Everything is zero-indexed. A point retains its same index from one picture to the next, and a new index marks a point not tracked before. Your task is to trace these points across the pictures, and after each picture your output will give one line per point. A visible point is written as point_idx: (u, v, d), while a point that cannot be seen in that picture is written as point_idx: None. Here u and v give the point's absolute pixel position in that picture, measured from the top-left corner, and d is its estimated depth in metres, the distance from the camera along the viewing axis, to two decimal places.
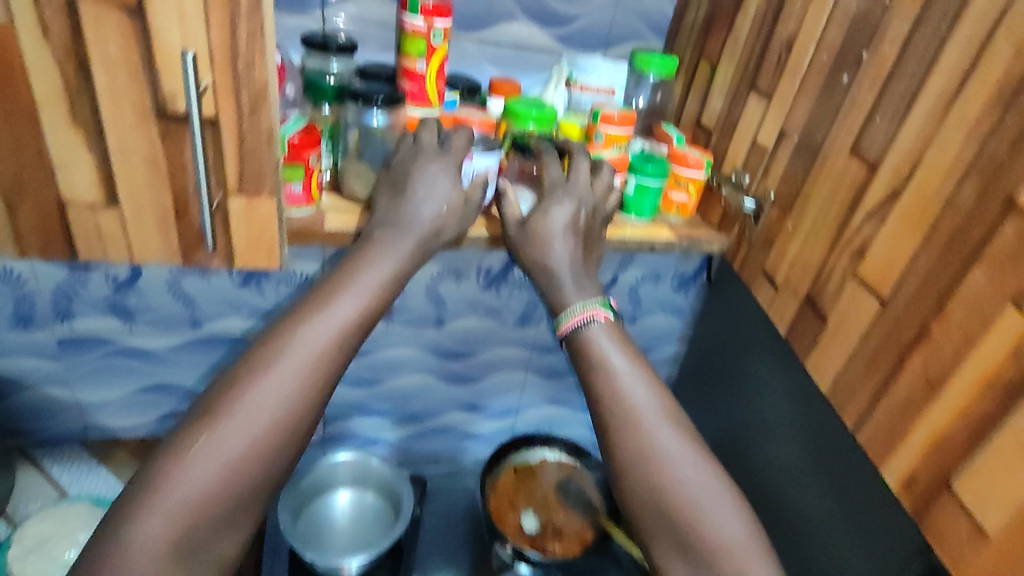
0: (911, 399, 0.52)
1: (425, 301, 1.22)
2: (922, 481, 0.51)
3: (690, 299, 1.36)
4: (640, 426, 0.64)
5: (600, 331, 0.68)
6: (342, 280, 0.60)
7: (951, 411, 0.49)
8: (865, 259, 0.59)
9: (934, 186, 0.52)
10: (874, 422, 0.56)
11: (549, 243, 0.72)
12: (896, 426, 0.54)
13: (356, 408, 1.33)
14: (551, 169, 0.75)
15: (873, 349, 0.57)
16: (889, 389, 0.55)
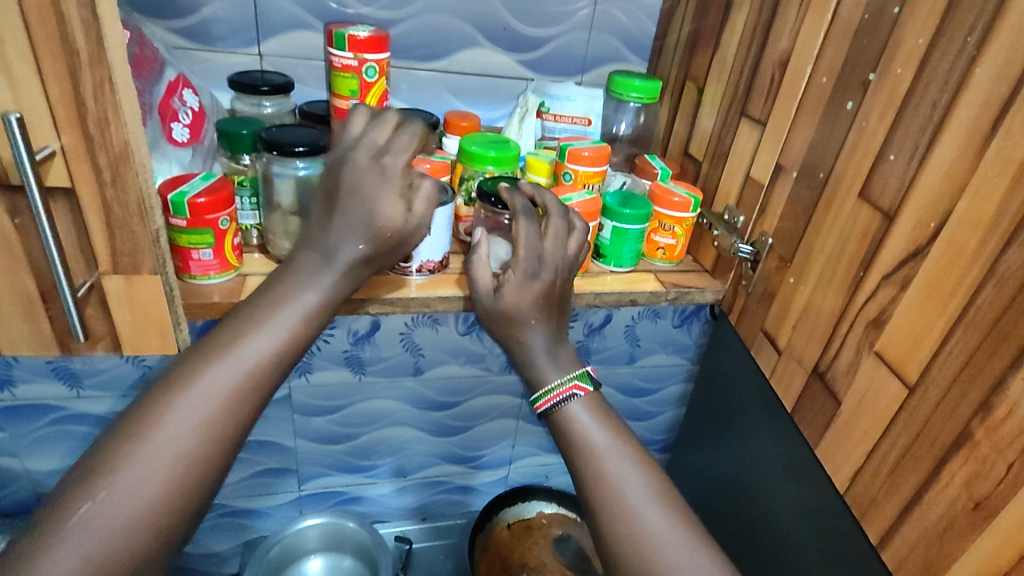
0: (952, 521, 0.40)
1: (401, 350, 1.10)
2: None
3: (694, 335, 1.23)
4: (626, 516, 0.51)
5: (582, 407, 0.57)
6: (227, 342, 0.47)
7: (1010, 547, 0.37)
8: (884, 332, 0.47)
9: (969, 247, 0.40)
10: (903, 542, 0.45)
11: (527, 323, 0.60)
12: (932, 554, 0.42)
13: (332, 464, 1.21)
14: (525, 233, 0.60)
15: (902, 449, 0.45)
16: (923, 503, 0.43)
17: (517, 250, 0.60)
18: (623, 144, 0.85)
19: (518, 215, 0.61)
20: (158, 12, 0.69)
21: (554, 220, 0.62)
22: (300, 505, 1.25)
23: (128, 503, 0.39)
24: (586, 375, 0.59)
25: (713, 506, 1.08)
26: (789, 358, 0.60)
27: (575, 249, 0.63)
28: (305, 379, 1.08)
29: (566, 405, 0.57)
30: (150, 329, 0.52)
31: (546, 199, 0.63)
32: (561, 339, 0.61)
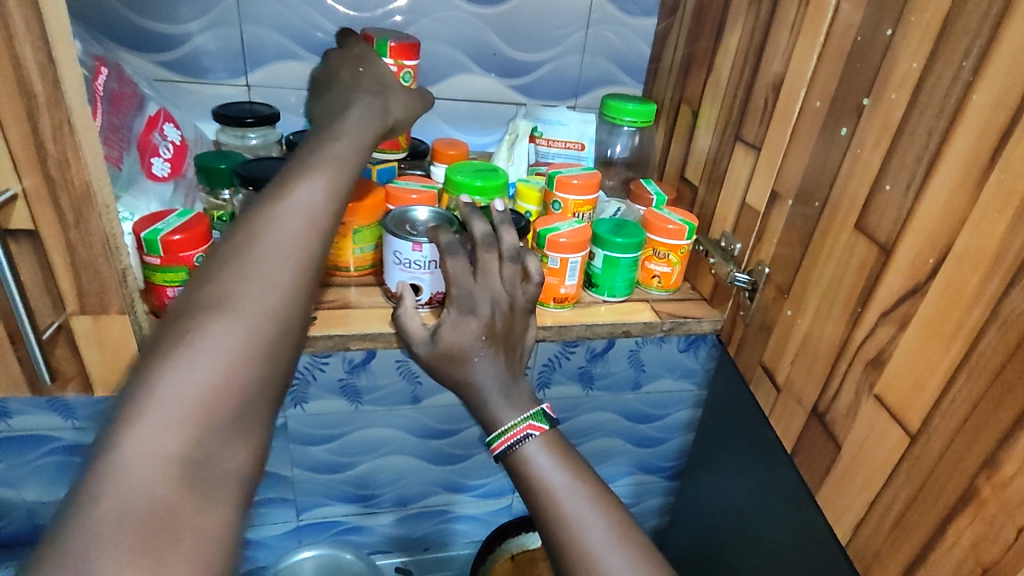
0: None
1: (398, 377, 1.08)
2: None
3: (699, 358, 1.20)
4: (585, 564, 0.50)
5: (538, 447, 0.55)
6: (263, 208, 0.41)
7: None
8: (883, 373, 0.44)
9: (970, 287, 0.38)
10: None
11: (469, 360, 0.58)
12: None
13: (331, 494, 1.19)
14: (452, 273, 0.59)
15: (904, 503, 0.41)
16: (928, 562, 0.39)
17: (450, 288, 0.59)
18: (618, 167, 0.84)
19: (444, 253, 0.60)
20: (144, 46, 0.69)
21: (481, 254, 0.60)
22: (299, 535, 1.22)
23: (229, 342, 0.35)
24: (541, 414, 0.57)
25: (723, 537, 1.04)
26: (788, 395, 0.57)
27: (510, 282, 0.60)
28: (301, 409, 1.07)
29: (520, 444, 0.55)
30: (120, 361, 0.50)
31: (477, 230, 0.61)
32: (511, 377, 0.59)
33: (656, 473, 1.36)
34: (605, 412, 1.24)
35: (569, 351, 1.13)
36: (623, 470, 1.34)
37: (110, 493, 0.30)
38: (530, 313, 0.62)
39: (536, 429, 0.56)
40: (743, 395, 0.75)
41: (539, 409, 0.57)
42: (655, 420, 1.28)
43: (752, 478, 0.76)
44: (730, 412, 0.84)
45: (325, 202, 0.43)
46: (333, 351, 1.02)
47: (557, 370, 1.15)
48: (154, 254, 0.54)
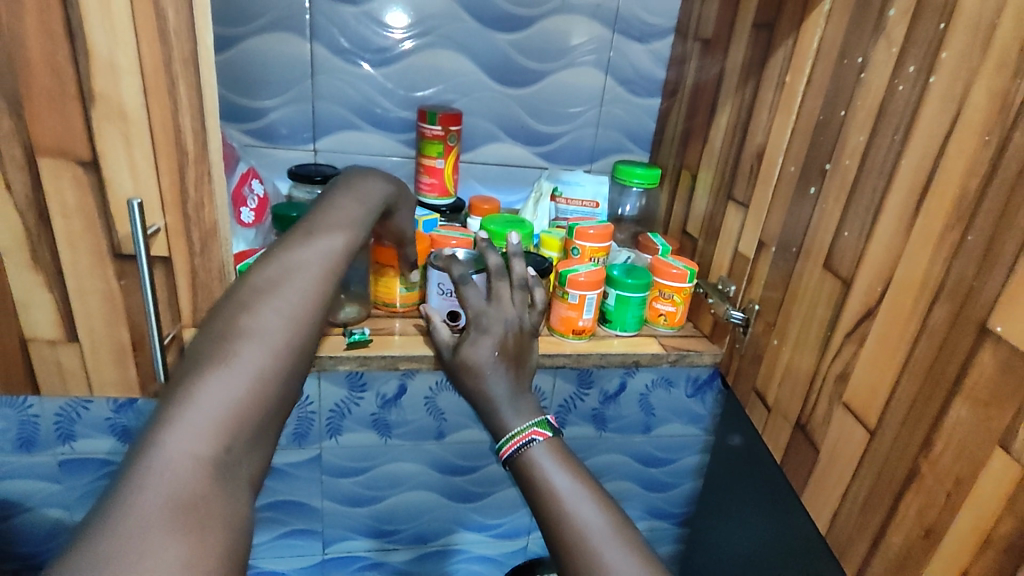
0: (910, 550, 0.45)
1: (426, 413, 1.17)
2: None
3: (706, 403, 1.28)
4: (587, 553, 0.56)
5: (543, 453, 0.64)
6: (283, 258, 0.53)
7: (952, 569, 0.41)
8: (849, 384, 0.54)
9: (907, 307, 0.48)
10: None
11: (483, 373, 0.68)
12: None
13: (356, 528, 1.26)
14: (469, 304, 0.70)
15: (866, 489, 0.50)
16: (886, 537, 0.47)
17: (467, 312, 0.70)
18: (628, 223, 0.96)
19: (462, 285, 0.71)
20: (235, 117, 0.83)
21: (496, 283, 0.71)
22: (324, 568, 1.29)
23: (252, 363, 0.45)
24: (545, 423, 0.66)
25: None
26: (777, 414, 0.66)
27: (520, 308, 0.72)
28: (335, 441, 1.15)
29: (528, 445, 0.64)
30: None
31: (491, 263, 0.72)
32: (522, 389, 0.69)
33: (668, 519, 1.41)
34: (617, 454, 1.31)
35: (583, 392, 1.22)
36: (635, 514, 1.39)
37: (155, 483, 0.37)
38: (535, 339, 0.73)
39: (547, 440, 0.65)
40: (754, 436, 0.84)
41: (543, 419, 0.67)
42: (667, 464, 1.34)
43: (758, 505, 0.83)
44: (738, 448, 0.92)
45: (338, 255, 0.55)
46: (369, 386, 1.12)
47: (573, 411, 1.24)
48: None
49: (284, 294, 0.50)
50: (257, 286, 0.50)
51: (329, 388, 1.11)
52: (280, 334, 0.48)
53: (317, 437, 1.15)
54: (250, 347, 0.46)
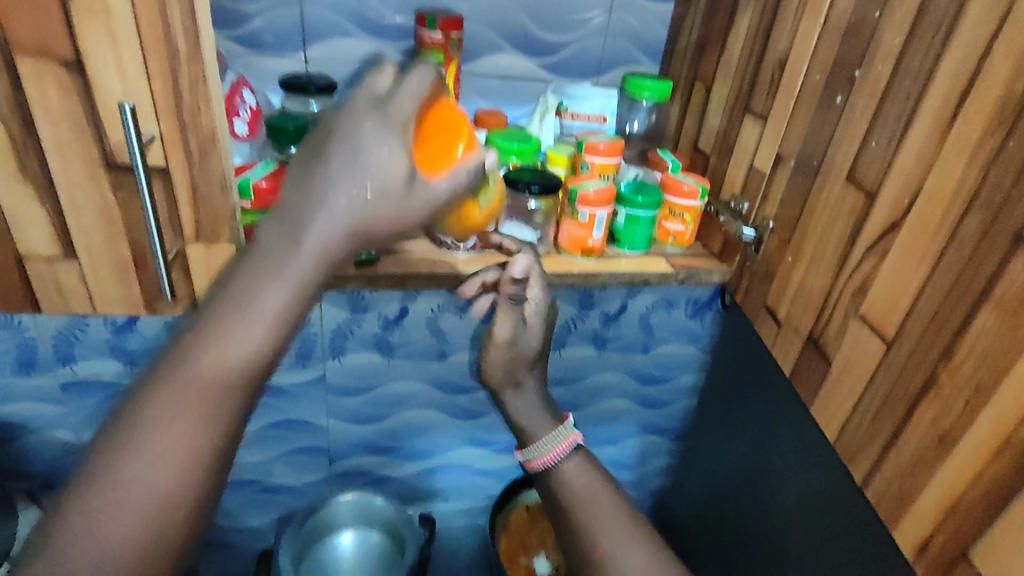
0: (922, 455, 0.46)
1: (428, 334, 1.17)
2: (932, 556, 0.46)
3: (705, 324, 1.29)
4: None
5: (579, 466, 0.63)
6: (301, 169, 0.39)
7: (964, 473, 0.43)
8: (867, 297, 0.53)
9: (935, 218, 0.47)
10: (873, 493, 0.51)
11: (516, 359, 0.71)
12: (901, 495, 0.48)
13: (360, 445, 1.29)
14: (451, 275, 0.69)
15: (880, 397, 0.51)
16: (897, 444, 0.48)
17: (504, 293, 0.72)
18: (637, 140, 0.92)
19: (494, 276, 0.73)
20: (220, 22, 0.77)
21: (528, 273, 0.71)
22: (331, 484, 1.33)
23: (250, 338, 0.37)
24: None
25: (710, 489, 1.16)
26: (788, 328, 0.66)
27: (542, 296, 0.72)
28: (338, 362, 1.16)
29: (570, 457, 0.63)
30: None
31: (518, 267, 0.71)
32: None
33: (663, 435, 1.46)
34: (616, 374, 1.33)
35: (585, 313, 1.22)
36: (632, 431, 1.44)
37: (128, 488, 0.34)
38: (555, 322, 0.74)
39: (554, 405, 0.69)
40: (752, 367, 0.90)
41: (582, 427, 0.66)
42: (665, 383, 1.37)
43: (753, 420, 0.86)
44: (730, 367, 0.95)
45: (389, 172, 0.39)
46: (370, 308, 1.12)
47: (574, 333, 1.25)
48: (246, 199, 0.63)
49: (294, 232, 0.38)
50: (264, 226, 0.38)
51: (330, 310, 1.10)
52: (290, 288, 0.37)
53: (321, 357, 1.15)
54: (247, 314, 0.37)
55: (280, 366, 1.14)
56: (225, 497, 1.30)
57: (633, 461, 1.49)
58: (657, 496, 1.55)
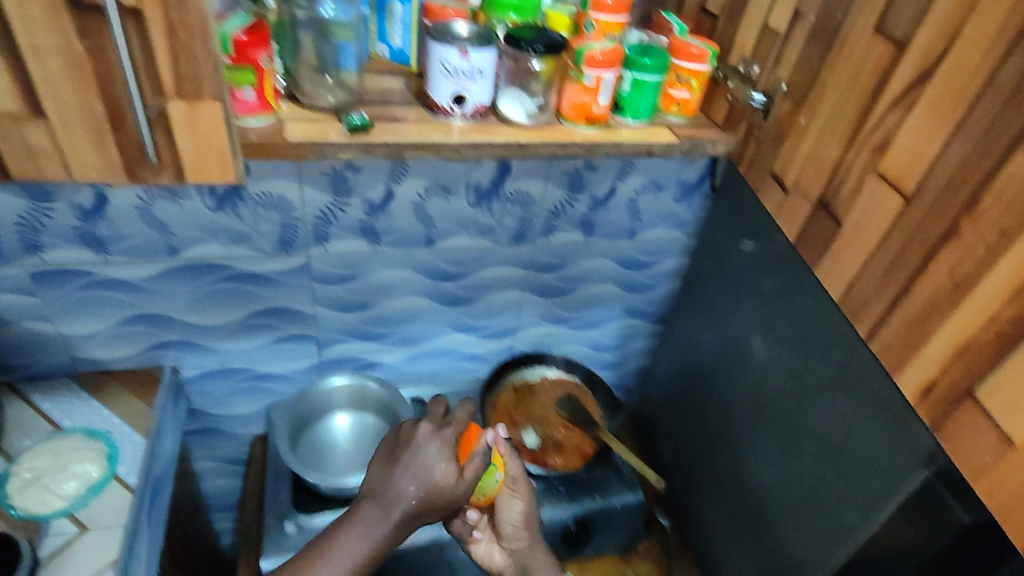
0: (937, 293, 0.57)
1: (414, 219, 1.15)
2: (937, 396, 0.59)
3: (692, 208, 1.29)
4: None
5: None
6: None
7: (975, 309, 0.54)
8: (887, 155, 0.62)
9: (966, 72, 0.53)
10: (881, 338, 0.64)
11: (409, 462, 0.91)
12: (913, 342, 0.61)
13: (349, 332, 1.29)
14: (446, 457, 0.90)
15: (898, 246, 0.61)
16: (913, 286, 0.60)
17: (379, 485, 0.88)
18: (638, 7, 0.87)
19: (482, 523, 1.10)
20: None
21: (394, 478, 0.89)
22: (320, 370, 1.34)
23: None
24: None
25: (699, 371, 1.34)
26: (796, 194, 0.75)
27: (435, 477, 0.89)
28: (322, 248, 1.13)
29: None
30: (211, 160, 0.70)
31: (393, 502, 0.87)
32: None
33: (643, 319, 1.49)
34: (602, 259, 1.34)
35: (573, 197, 1.20)
36: (614, 314, 1.46)
37: None
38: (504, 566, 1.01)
39: (495, 560, 1.09)
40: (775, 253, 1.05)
41: None
42: (647, 269, 1.39)
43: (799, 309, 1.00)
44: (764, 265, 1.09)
45: None
46: (353, 191, 1.08)
47: (561, 217, 1.23)
48: (228, 51, 0.69)
49: None
50: None
51: (311, 193, 1.06)
52: None
53: (304, 243, 1.12)
54: None
55: (262, 254, 1.11)
56: (211, 386, 1.31)
57: (615, 343, 1.53)
58: (636, 376, 1.62)
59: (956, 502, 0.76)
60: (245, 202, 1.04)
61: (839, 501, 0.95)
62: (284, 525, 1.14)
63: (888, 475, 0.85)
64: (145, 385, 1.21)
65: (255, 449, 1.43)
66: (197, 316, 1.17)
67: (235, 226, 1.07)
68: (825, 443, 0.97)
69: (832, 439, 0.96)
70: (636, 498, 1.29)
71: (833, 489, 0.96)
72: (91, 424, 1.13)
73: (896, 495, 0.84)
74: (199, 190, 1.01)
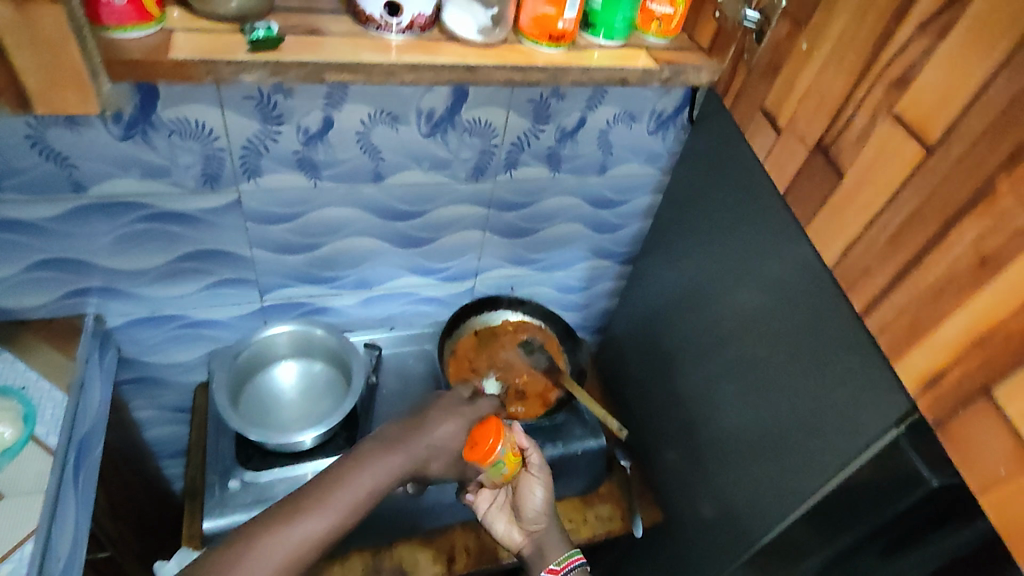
0: (958, 269, 0.64)
1: (360, 152, 1.02)
2: (942, 386, 0.68)
3: (667, 141, 1.19)
4: None
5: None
6: None
7: (997, 290, 0.61)
8: (907, 98, 0.68)
9: (991, 33, 0.59)
10: (894, 304, 0.72)
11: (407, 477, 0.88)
12: (927, 325, 0.68)
13: (293, 276, 1.18)
14: (501, 520, 1.10)
15: (917, 204, 0.68)
16: (938, 248, 0.66)
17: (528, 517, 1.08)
18: None
19: (497, 508, 1.10)
20: None
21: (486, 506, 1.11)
22: (264, 316, 1.24)
23: None
24: None
25: (665, 314, 1.28)
26: (789, 134, 0.86)
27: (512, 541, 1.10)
28: (254, 184, 1.01)
29: (571, 573, 1.05)
30: (66, 84, 0.61)
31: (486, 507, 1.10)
32: None
33: (611, 259, 1.42)
34: (568, 197, 1.24)
35: (538, 128, 1.09)
36: (582, 256, 1.38)
37: None
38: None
39: (515, 540, 1.10)
40: (747, 189, 0.97)
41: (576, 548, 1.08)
42: (615, 208, 1.29)
43: (775, 251, 0.92)
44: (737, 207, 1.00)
45: None
46: (286, 118, 0.94)
47: (525, 151, 1.12)
48: None
49: None
50: None
51: (236, 120, 0.92)
52: None
53: (232, 179, 0.99)
54: None
55: (185, 190, 0.98)
56: (144, 334, 1.20)
57: (581, 285, 1.46)
58: (602, 317, 1.57)
59: (930, 465, 0.74)
60: (158, 131, 0.90)
61: (807, 449, 0.91)
62: (228, 482, 1.09)
63: (862, 426, 0.81)
64: (65, 335, 1.09)
65: (198, 398, 1.34)
66: (117, 259, 1.05)
67: (148, 158, 0.92)
68: (794, 390, 0.92)
69: (802, 387, 0.90)
70: (599, 444, 1.26)
71: (801, 436, 0.92)
72: (5, 380, 1.01)
73: (870, 447, 0.80)
74: (102, 114, 0.86)
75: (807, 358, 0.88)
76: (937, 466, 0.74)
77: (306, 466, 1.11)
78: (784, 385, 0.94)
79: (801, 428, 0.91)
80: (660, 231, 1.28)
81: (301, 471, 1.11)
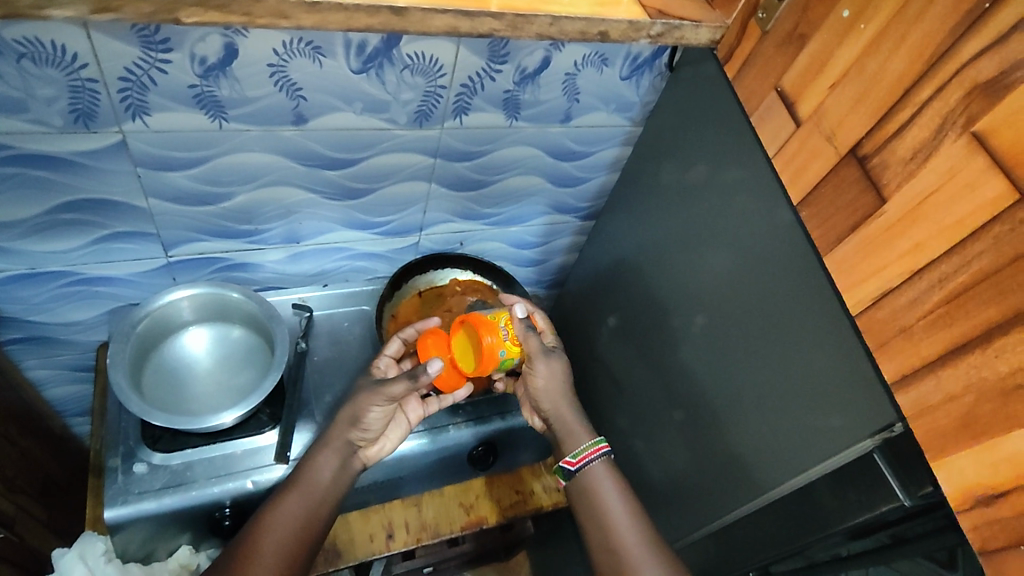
0: None
1: (274, 89, 0.84)
2: (999, 506, 0.55)
3: (640, 90, 1.04)
4: None
5: (604, 467, 0.97)
6: None
7: None
8: (994, 117, 0.53)
9: None
10: (942, 387, 0.59)
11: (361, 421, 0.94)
12: (985, 427, 0.56)
13: (203, 230, 1.01)
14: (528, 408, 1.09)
15: (987, 264, 0.55)
16: (1004, 329, 0.54)
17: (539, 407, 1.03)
18: None
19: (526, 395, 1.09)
20: None
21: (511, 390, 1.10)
22: (172, 273, 1.08)
23: None
24: None
25: (621, 276, 1.18)
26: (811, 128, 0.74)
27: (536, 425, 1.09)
28: (140, 124, 0.82)
29: (595, 461, 0.97)
30: None
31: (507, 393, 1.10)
32: None
33: (571, 215, 1.29)
34: (527, 147, 1.09)
35: (494, 69, 0.92)
36: (540, 211, 1.25)
37: None
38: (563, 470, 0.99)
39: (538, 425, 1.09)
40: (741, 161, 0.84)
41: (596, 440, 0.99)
42: (580, 160, 1.15)
43: (765, 232, 0.81)
44: (718, 169, 0.89)
45: None
46: (174, 45, 0.75)
47: (478, 94, 0.95)
48: None
49: None
50: None
51: (108, 45, 0.72)
52: None
53: (110, 119, 0.80)
54: None
55: (49, 128, 0.78)
56: (27, 294, 1.01)
57: (537, 240, 1.33)
58: (559, 273, 1.46)
59: (904, 482, 0.68)
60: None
61: (763, 442, 0.84)
62: (132, 466, 0.95)
63: (833, 430, 0.74)
64: None
65: (102, 359, 1.17)
66: None
67: None
68: (756, 378, 0.84)
69: (767, 377, 0.82)
70: None
71: (759, 427, 0.84)
72: None
73: (838, 453, 0.73)
74: None
75: (778, 353, 0.80)
76: (911, 488, 0.67)
77: (225, 448, 0.99)
78: (746, 371, 0.86)
79: (758, 417, 0.84)
80: (626, 188, 1.15)
81: (227, 452, 1.00)
